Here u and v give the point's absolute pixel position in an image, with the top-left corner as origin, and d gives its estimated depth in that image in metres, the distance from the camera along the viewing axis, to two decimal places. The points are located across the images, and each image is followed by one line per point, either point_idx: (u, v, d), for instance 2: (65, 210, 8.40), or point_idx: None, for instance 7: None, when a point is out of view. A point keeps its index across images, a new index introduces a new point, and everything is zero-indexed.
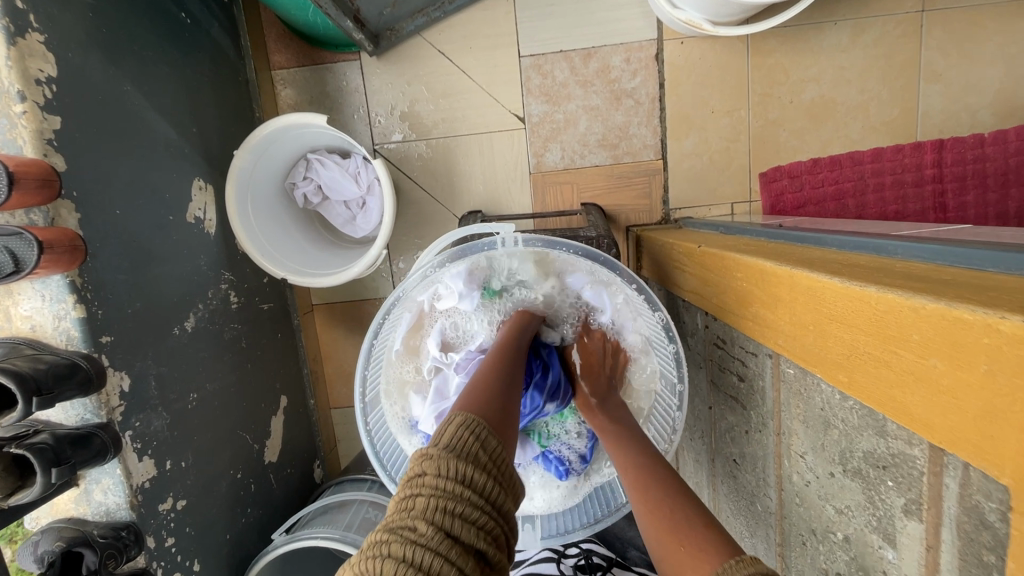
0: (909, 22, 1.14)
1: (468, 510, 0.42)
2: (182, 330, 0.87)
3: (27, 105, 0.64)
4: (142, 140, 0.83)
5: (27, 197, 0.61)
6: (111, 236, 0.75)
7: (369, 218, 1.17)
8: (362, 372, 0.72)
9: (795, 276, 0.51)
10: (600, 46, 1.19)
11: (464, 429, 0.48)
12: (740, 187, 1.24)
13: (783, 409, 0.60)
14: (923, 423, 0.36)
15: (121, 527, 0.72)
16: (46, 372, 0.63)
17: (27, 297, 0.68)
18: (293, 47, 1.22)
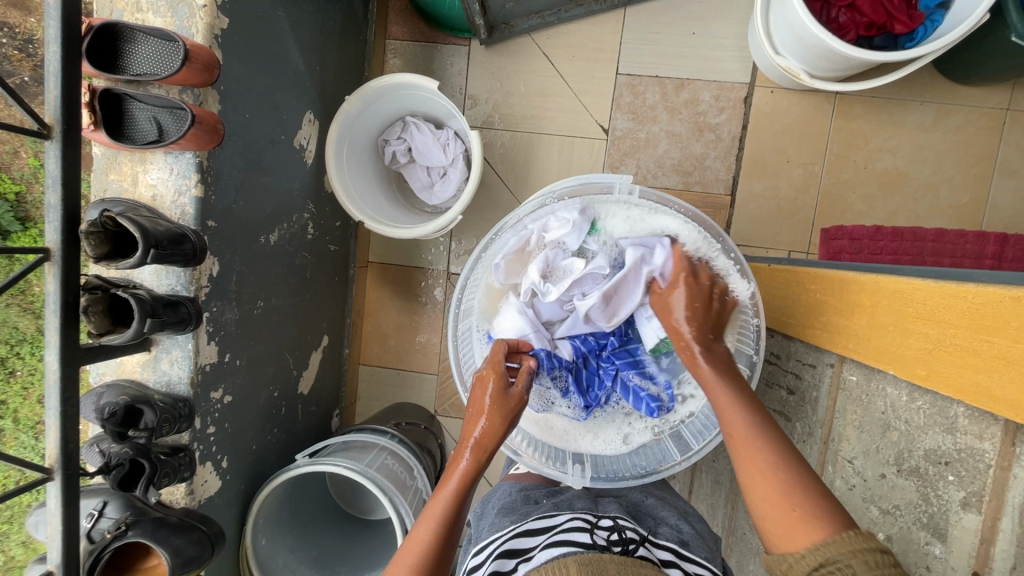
0: (992, 117, 1.19)
1: None
2: (267, 241, 0.93)
3: (208, 0, 0.72)
4: (280, 63, 0.90)
5: (190, 74, 0.69)
6: (238, 135, 0.81)
7: (447, 188, 1.23)
8: (464, 284, 0.85)
9: (880, 282, 0.54)
10: (694, 79, 1.26)
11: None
12: (800, 237, 1.27)
13: (836, 417, 0.62)
14: (1008, 403, 0.39)
15: (179, 400, 0.76)
16: (163, 232, 0.68)
17: (157, 166, 0.74)
18: (411, 22, 1.31)
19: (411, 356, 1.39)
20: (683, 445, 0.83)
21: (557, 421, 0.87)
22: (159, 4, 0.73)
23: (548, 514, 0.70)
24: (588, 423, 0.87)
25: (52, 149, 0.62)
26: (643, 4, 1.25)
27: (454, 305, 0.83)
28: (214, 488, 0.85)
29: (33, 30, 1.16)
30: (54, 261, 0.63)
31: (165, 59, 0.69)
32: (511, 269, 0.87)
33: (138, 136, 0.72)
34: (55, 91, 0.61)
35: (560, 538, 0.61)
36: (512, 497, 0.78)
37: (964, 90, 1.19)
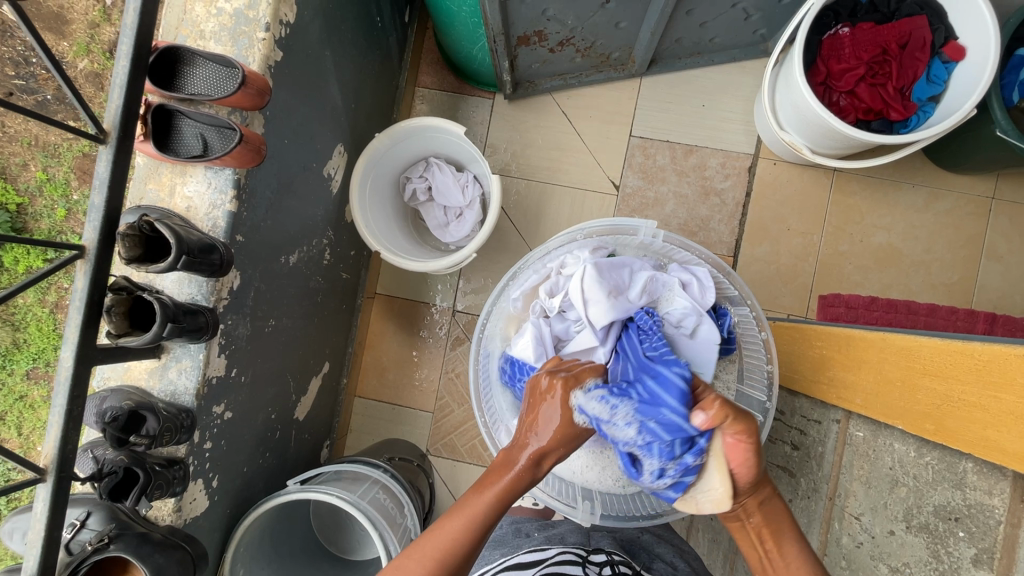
0: (978, 204, 1.27)
1: None
2: (286, 261, 0.95)
3: (268, 35, 0.78)
4: (320, 97, 0.96)
5: (244, 99, 0.74)
6: (275, 159, 0.85)
7: (462, 228, 1.27)
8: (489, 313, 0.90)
9: (891, 341, 0.57)
10: (702, 146, 1.34)
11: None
12: (799, 302, 1.31)
13: (842, 472, 0.63)
14: (1018, 456, 0.41)
15: (182, 410, 0.75)
16: (195, 241, 0.70)
17: (196, 180, 0.77)
18: (441, 73, 1.40)
19: (408, 391, 1.38)
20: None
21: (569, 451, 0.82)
22: (221, 34, 0.78)
23: (540, 547, 0.73)
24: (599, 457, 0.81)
25: (105, 153, 0.64)
26: (658, 76, 1.34)
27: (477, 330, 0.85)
28: (201, 507, 0.82)
29: (64, 53, 1.22)
30: (87, 259, 0.64)
31: (219, 82, 0.74)
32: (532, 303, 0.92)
33: (183, 150, 0.76)
34: (117, 102, 0.65)
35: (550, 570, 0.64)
36: (504, 530, 0.80)
37: (952, 177, 1.28)
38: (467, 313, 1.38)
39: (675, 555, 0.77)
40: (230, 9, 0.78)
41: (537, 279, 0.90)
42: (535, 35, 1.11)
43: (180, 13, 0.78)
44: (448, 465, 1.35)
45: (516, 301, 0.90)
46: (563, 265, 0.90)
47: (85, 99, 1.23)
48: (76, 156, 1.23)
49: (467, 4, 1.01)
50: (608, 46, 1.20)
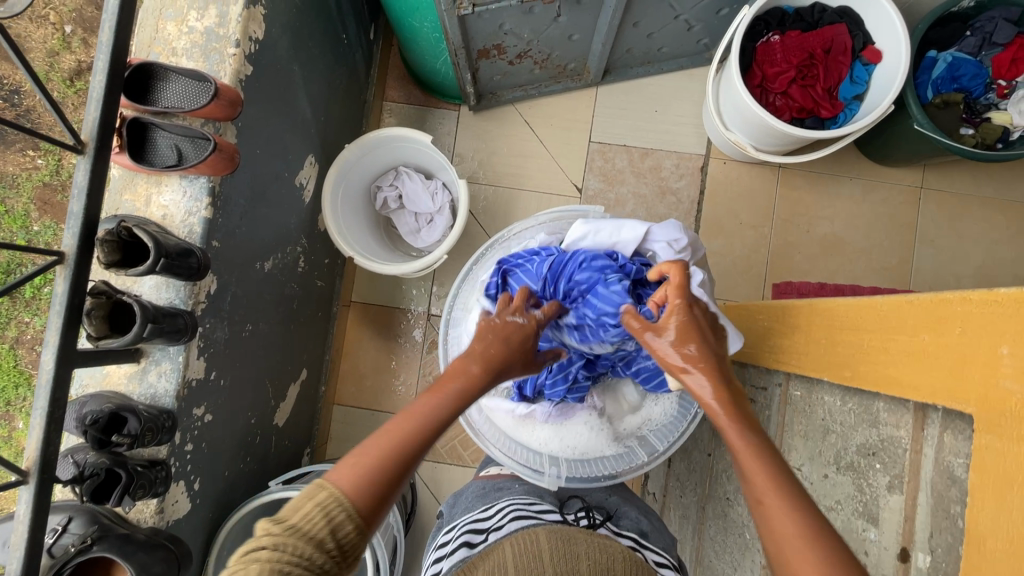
0: (910, 193, 1.38)
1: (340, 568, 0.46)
2: (261, 267, 0.98)
3: (238, 50, 0.82)
4: (290, 109, 1.00)
5: (217, 110, 0.78)
6: (247, 168, 0.89)
7: (432, 232, 1.32)
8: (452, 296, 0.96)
9: (817, 305, 0.63)
10: (657, 149, 1.42)
11: (306, 501, 0.48)
12: (754, 291, 1.39)
13: (786, 431, 0.69)
14: (913, 388, 0.46)
15: (163, 412, 0.77)
16: (174, 246, 0.73)
17: (171, 189, 0.80)
18: (408, 87, 1.46)
19: (387, 396, 1.41)
20: (649, 447, 0.90)
21: (526, 423, 0.90)
22: (193, 50, 0.81)
23: (520, 496, 0.79)
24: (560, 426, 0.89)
25: (84, 163, 0.68)
26: (612, 85, 1.43)
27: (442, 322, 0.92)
28: (184, 510, 0.83)
29: (20, 83, 1.23)
30: (67, 264, 0.66)
31: (192, 94, 0.78)
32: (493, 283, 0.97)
33: (158, 160, 0.79)
34: (94, 114, 0.68)
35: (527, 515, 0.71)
36: (484, 486, 0.85)
37: (885, 170, 1.39)
38: (442, 316, 1.42)
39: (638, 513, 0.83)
40: (201, 27, 0.82)
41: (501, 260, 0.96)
42: (494, 48, 1.18)
43: (151, 32, 0.82)
44: (429, 467, 1.37)
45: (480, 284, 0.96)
46: (524, 247, 0.94)
47: (46, 125, 1.23)
48: (36, 188, 1.22)
49: (429, 20, 1.07)
50: (565, 57, 1.28)
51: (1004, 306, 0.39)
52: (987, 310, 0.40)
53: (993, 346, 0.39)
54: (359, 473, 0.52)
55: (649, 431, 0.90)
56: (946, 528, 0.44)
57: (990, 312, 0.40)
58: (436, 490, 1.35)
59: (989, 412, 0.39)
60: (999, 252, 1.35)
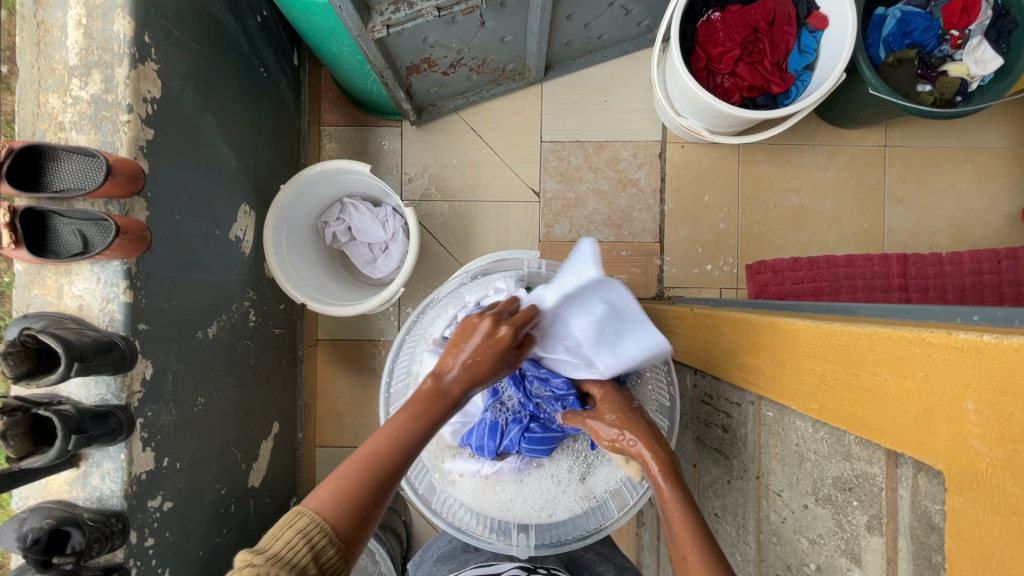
0: (874, 153, 1.34)
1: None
2: (204, 335, 0.92)
3: (132, 116, 0.75)
4: (209, 163, 0.93)
5: (115, 188, 0.71)
6: (166, 237, 0.82)
7: (389, 261, 1.26)
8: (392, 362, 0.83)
9: (776, 323, 0.59)
10: (612, 141, 1.37)
11: (288, 525, 0.48)
12: (728, 275, 1.36)
13: (763, 452, 0.65)
14: (878, 431, 0.43)
15: (111, 515, 0.73)
16: (89, 343, 0.67)
17: (83, 277, 0.74)
18: (344, 109, 1.38)
19: (369, 431, 1.37)
20: (621, 500, 0.80)
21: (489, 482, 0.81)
22: (82, 122, 0.75)
23: (486, 561, 0.81)
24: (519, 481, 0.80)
25: None
26: (557, 79, 1.36)
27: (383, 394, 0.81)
28: None
29: None
30: None
31: (87, 174, 0.71)
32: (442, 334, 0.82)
33: (64, 250, 0.73)
34: None
35: None
36: (451, 546, 0.87)
37: (846, 133, 1.34)
38: None
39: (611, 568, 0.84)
40: (86, 96, 0.74)
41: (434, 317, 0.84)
42: (424, 62, 1.10)
43: (33, 107, 0.74)
44: None
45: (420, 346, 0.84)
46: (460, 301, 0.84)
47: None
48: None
49: (346, 44, 0.99)
50: (501, 60, 1.21)
51: (967, 354, 0.35)
52: (947, 357, 0.36)
53: (959, 399, 0.35)
54: (338, 486, 0.52)
55: (621, 483, 0.80)
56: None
57: (951, 359, 0.36)
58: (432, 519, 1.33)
59: (962, 473, 0.36)
60: (969, 203, 1.32)
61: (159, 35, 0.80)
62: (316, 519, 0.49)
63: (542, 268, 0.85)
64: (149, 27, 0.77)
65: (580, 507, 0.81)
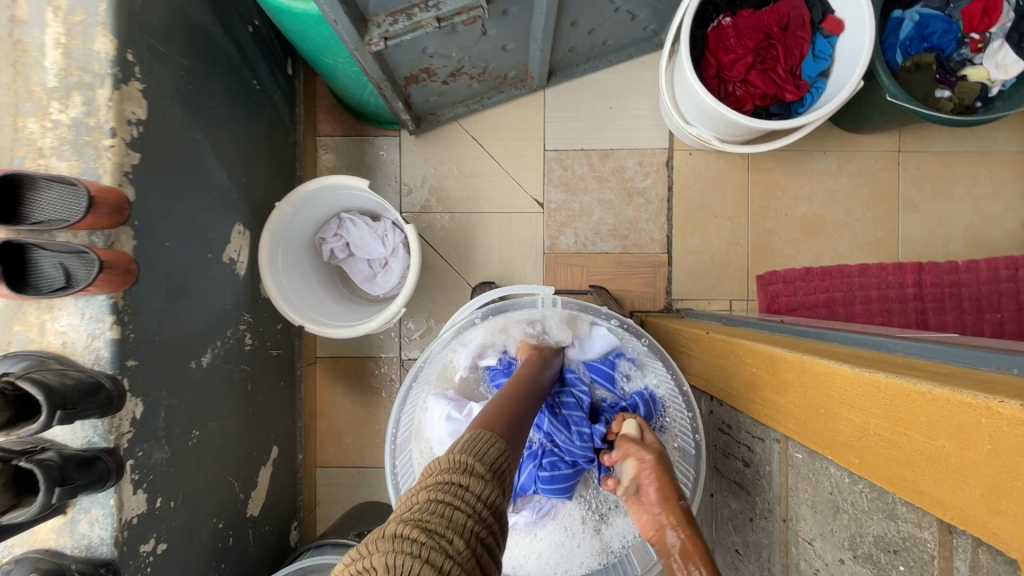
0: (888, 159, 1.30)
1: (485, 524, 0.39)
2: (198, 364, 0.88)
3: (116, 140, 0.71)
4: (200, 183, 0.89)
5: (98, 220, 0.67)
6: (155, 266, 0.78)
7: (389, 278, 1.22)
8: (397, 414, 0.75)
9: (807, 363, 0.55)
10: (617, 149, 1.32)
11: (482, 442, 0.46)
12: (738, 286, 1.32)
13: (791, 494, 0.62)
14: (934, 500, 0.39)
15: (100, 565, 0.68)
16: (73, 387, 0.63)
17: (67, 313, 0.70)
18: (340, 118, 1.34)
19: (371, 451, 1.33)
20: (642, 557, 0.75)
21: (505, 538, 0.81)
22: (62, 148, 0.70)
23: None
24: (534, 536, 0.80)
25: None
26: (560, 85, 1.31)
27: (388, 448, 0.74)
28: None
29: None
30: None
31: (67, 204, 0.66)
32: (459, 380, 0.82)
33: (45, 283, 0.68)
34: None
35: None
36: None
37: (859, 138, 1.30)
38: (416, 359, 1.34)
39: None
40: (66, 119, 0.70)
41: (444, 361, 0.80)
42: (423, 72, 1.06)
43: (9, 132, 0.70)
44: None
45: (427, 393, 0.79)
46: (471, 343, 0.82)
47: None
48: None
49: (342, 56, 0.95)
50: (502, 67, 1.16)
51: None
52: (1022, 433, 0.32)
53: None
54: (496, 419, 0.52)
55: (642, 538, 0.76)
56: None
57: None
58: None
59: None
60: (986, 210, 1.29)
61: (144, 53, 0.75)
62: (491, 433, 0.49)
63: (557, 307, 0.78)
64: (132, 45, 0.73)
65: (597, 562, 0.78)
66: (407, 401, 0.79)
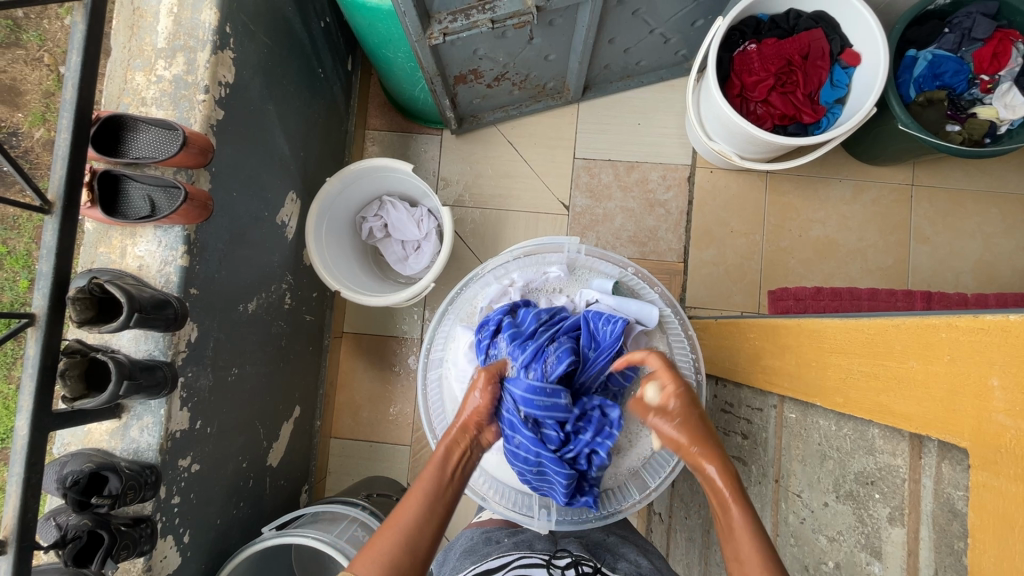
0: (901, 191, 1.36)
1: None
2: (245, 309, 0.96)
3: (207, 96, 0.82)
4: (267, 149, 0.99)
5: (186, 158, 0.77)
6: (223, 212, 0.88)
7: (420, 259, 1.31)
8: (433, 333, 0.89)
9: (803, 324, 0.62)
10: (642, 162, 1.41)
11: None
12: (750, 299, 1.37)
13: (784, 454, 0.67)
14: (905, 416, 0.45)
15: (146, 467, 0.75)
16: (147, 298, 0.72)
17: (146, 240, 0.79)
18: (389, 115, 1.46)
19: (384, 427, 1.39)
20: (641, 484, 0.83)
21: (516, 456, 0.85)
22: (162, 99, 0.81)
23: (506, 552, 0.77)
24: None
25: (51, 223, 0.66)
26: (593, 100, 1.42)
27: (421, 359, 0.87)
28: (173, 565, 0.82)
29: (19, 123, 1.21)
30: (38, 326, 0.64)
31: (161, 145, 0.77)
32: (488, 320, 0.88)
33: (131, 212, 0.78)
34: (60, 172, 0.67)
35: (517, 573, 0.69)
36: (473, 540, 0.84)
37: (874, 170, 1.37)
38: None
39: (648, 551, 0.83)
40: (169, 76, 0.81)
41: (474, 296, 0.89)
42: (471, 73, 1.17)
43: (119, 83, 0.81)
44: None
45: (457, 323, 0.89)
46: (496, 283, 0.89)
47: (39, 168, 1.22)
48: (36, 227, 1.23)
49: (402, 50, 1.06)
50: (542, 77, 1.27)
51: (992, 334, 0.37)
52: (973, 337, 0.38)
53: (984, 376, 0.37)
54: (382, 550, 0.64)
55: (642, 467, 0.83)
56: (949, 566, 0.42)
57: (976, 339, 0.38)
58: None
59: (986, 446, 0.37)
60: (996, 246, 1.33)
61: (238, 28, 0.87)
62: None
63: (581, 253, 0.89)
64: (231, 19, 0.85)
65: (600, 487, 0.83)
66: (439, 329, 0.89)
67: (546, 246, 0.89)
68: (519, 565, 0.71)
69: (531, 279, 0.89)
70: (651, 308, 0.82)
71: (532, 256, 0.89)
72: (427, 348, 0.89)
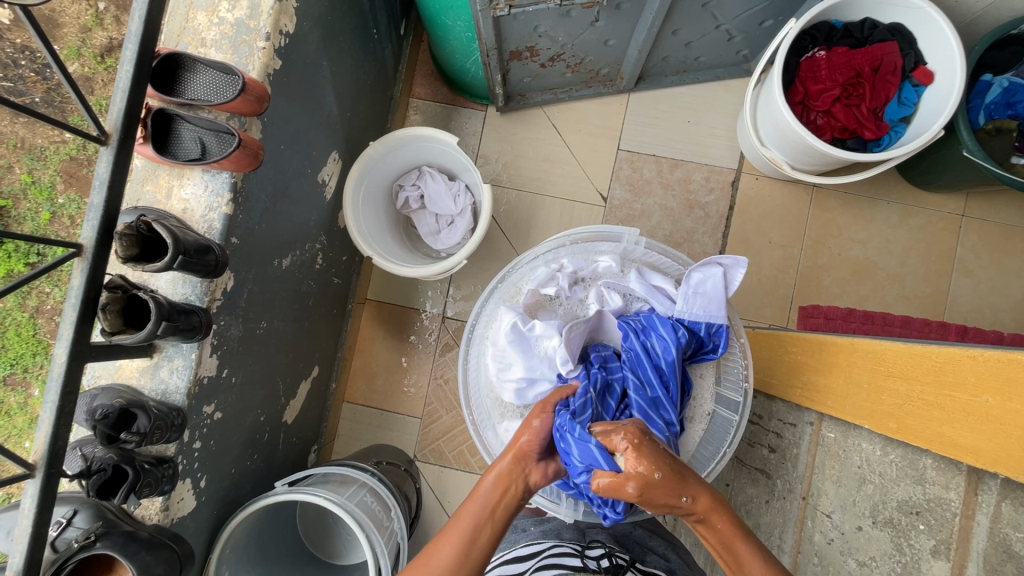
0: (949, 220, 1.32)
1: None
2: (279, 264, 0.96)
3: (268, 44, 0.80)
4: (317, 106, 0.98)
5: (243, 104, 0.76)
6: (271, 164, 0.87)
7: (453, 235, 1.30)
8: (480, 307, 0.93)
9: (860, 345, 0.64)
10: (687, 161, 1.38)
11: None
12: (780, 312, 1.35)
13: (815, 473, 0.68)
14: (971, 450, 0.47)
15: (173, 409, 0.76)
16: (191, 242, 0.72)
17: (193, 183, 0.78)
18: (435, 85, 1.44)
19: (397, 397, 1.39)
20: None
21: None
22: (222, 42, 0.80)
23: (535, 540, 0.83)
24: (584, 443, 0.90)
25: (106, 154, 0.65)
26: (644, 92, 1.39)
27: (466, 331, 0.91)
28: (189, 507, 0.83)
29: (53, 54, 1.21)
30: (84, 257, 0.64)
31: (217, 88, 0.76)
32: (534, 304, 0.92)
33: (181, 153, 0.77)
34: (119, 103, 0.66)
35: (548, 561, 0.72)
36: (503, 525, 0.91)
37: (925, 195, 1.33)
38: (457, 319, 1.40)
39: (665, 546, 0.84)
40: (231, 19, 0.80)
41: (522, 278, 0.94)
42: (527, 50, 1.14)
43: (181, 20, 0.80)
44: (435, 471, 1.37)
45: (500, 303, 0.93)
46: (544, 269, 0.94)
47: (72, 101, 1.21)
48: (62, 160, 1.22)
49: (462, 18, 1.04)
50: (598, 62, 1.24)
51: None
52: None
53: None
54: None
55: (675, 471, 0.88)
56: None
57: None
58: (441, 495, 1.35)
59: None
60: None
61: None
62: None
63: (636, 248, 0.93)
64: None
65: None
66: (485, 307, 0.93)
67: (603, 237, 0.93)
68: (549, 554, 0.75)
69: (580, 266, 0.94)
70: (722, 315, 0.85)
71: (587, 245, 0.94)
72: (470, 325, 0.93)
